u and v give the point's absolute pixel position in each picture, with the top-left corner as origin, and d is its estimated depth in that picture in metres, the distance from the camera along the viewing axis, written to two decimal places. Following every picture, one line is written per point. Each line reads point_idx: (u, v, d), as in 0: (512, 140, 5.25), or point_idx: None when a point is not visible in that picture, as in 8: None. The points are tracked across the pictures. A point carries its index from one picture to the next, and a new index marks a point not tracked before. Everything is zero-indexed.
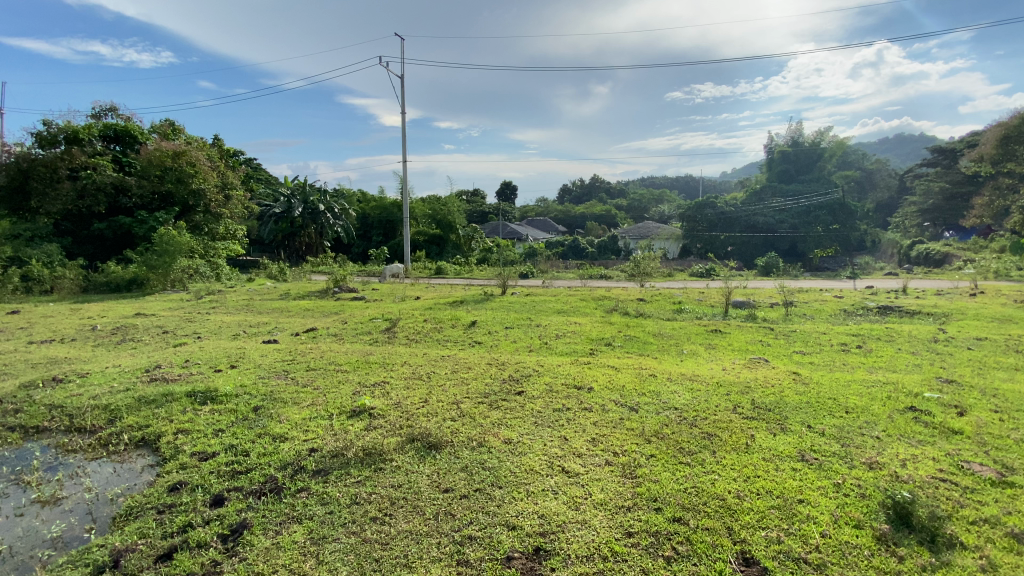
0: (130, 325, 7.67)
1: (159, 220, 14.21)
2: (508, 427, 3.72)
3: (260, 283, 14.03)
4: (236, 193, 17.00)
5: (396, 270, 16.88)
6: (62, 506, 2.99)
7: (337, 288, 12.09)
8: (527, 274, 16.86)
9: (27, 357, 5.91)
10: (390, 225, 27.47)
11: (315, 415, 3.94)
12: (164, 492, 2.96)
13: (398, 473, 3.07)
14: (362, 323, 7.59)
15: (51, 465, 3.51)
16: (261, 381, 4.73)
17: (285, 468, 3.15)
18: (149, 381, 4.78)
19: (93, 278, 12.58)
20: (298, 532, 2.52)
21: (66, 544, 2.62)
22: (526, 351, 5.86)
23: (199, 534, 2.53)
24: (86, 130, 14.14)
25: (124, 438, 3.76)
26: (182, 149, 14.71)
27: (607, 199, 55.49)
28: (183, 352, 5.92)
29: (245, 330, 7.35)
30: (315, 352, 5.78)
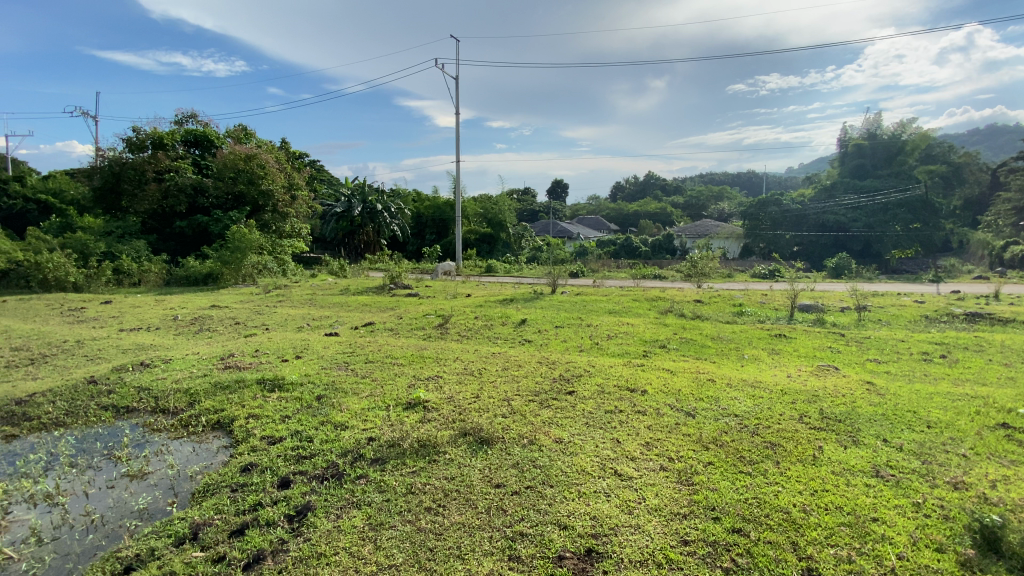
0: (205, 316, 8.27)
1: (233, 219, 15.21)
2: (560, 427, 3.69)
3: (322, 279, 14.77)
4: (301, 193, 17.90)
5: (448, 267, 17.21)
6: (148, 480, 3.26)
7: (392, 284, 12.46)
8: (578, 273, 16.75)
9: (119, 344, 6.48)
10: (443, 224, 28.10)
11: (373, 405, 4.09)
12: (237, 472, 3.16)
13: (451, 466, 3.13)
14: (416, 318, 7.79)
15: (139, 442, 3.84)
16: (323, 371, 4.97)
17: (346, 454, 3.28)
18: (223, 369, 5.12)
19: (174, 272, 13.63)
20: (358, 518, 2.62)
21: (150, 515, 2.86)
22: (577, 351, 5.81)
23: (268, 513, 2.68)
24: (170, 136, 15.33)
25: (202, 420, 4.06)
26: (254, 153, 15.68)
27: (661, 196, 53.97)
28: (253, 342, 6.31)
29: (308, 322, 7.75)
30: (373, 345, 6.00)
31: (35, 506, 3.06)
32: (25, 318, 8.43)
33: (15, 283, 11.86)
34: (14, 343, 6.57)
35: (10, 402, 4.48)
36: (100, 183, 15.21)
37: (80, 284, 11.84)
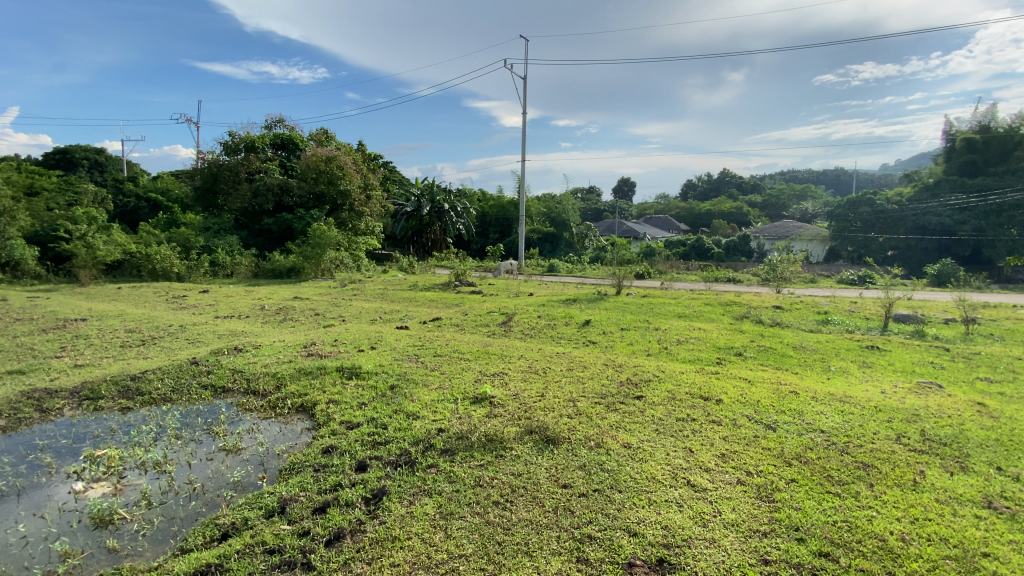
0: (289, 307, 8.88)
1: (313, 218, 16.20)
2: (627, 431, 3.61)
3: (393, 274, 15.44)
4: (375, 193, 18.71)
5: (510, 266, 17.40)
6: (242, 455, 3.55)
7: (457, 281, 12.74)
8: (644, 274, 16.36)
9: (216, 329, 7.11)
10: (506, 223, 28.54)
11: (442, 397, 4.20)
12: (319, 453, 3.36)
13: (518, 462, 3.14)
14: (481, 315, 7.93)
15: (233, 420, 4.19)
16: (396, 362, 5.18)
17: (418, 443, 3.39)
18: (306, 356, 5.47)
19: (262, 266, 14.74)
20: (429, 505, 2.70)
21: (244, 487, 3.11)
22: (645, 355, 5.65)
23: (347, 494, 2.83)
24: (260, 140, 16.62)
25: (288, 403, 4.36)
26: (334, 155, 16.62)
27: (736, 195, 51.26)
28: (331, 332, 6.69)
29: (380, 316, 8.10)
30: (441, 340, 6.17)
31: (147, 472, 3.42)
32: (138, 303, 9.46)
33: (129, 272, 13.33)
34: (130, 325, 7.40)
35: (127, 377, 5.03)
36: (201, 183, 16.81)
37: (181, 274, 13.13)
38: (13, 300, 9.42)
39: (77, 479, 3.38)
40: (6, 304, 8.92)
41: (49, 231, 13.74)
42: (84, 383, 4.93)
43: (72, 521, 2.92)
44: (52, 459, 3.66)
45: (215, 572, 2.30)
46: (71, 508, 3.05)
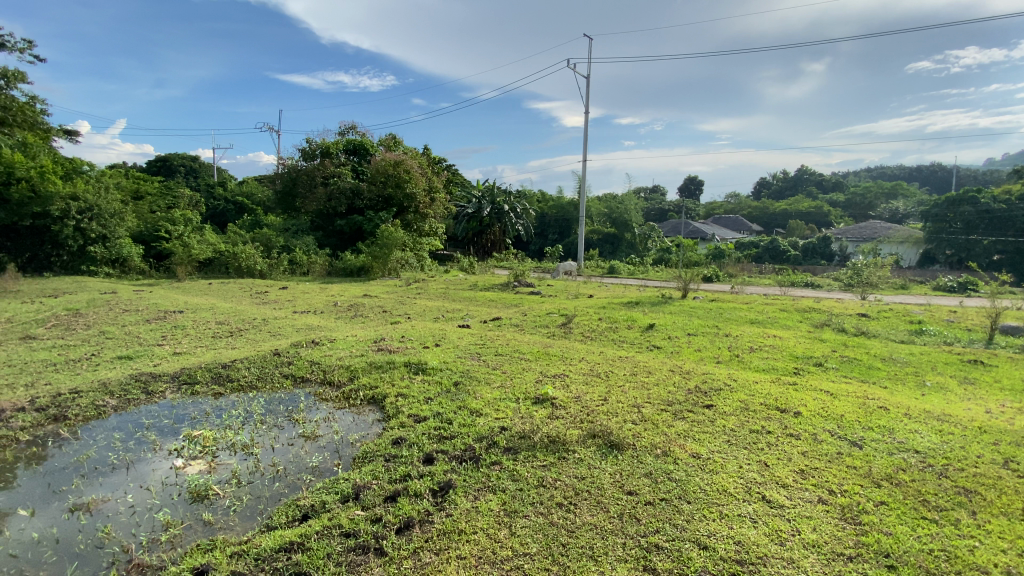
0: (359, 304, 9.34)
1: (382, 219, 16.89)
2: (696, 440, 3.48)
3: (455, 274, 15.83)
4: (438, 195, 19.20)
5: (569, 266, 17.28)
6: (319, 442, 3.78)
7: (516, 282, 12.81)
8: (712, 277, 15.73)
9: (294, 323, 7.61)
10: (566, 224, 28.50)
11: (505, 396, 4.25)
12: (389, 444, 3.51)
13: (581, 465, 3.12)
14: (541, 316, 7.93)
15: (311, 408, 4.48)
16: (459, 359, 5.30)
17: (481, 440, 3.46)
18: (376, 350, 5.74)
19: (335, 264, 15.58)
20: (493, 501, 2.74)
21: (321, 472, 3.31)
22: (713, 362, 5.42)
23: (416, 485, 2.93)
24: (335, 146, 17.65)
25: (360, 395, 4.59)
26: (401, 159, 17.27)
27: (815, 194, 47.86)
28: (398, 328, 6.95)
29: (443, 314, 8.33)
30: (503, 339, 6.24)
31: (236, 453, 3.73)
32: (226, 298, 10.29)
33: (218, 269, 14.52)
34: (219, 318, 8.07)
35: (218, 365, 5.50)
36: (282, 187, 18.10)
37: (264, 271, 14.13)
38: (122, 293, 10.55)
39: (176, 456, 3.74)
40: (116, 296, 9.99)
41: (151, 231, 15.28)
42: (183, 369, 5.44)
43: (173, 494, 3.23)
44: (155, 437, 4.07)
45: (297, 550, 2.46)
46: (172, 482, 3.38)
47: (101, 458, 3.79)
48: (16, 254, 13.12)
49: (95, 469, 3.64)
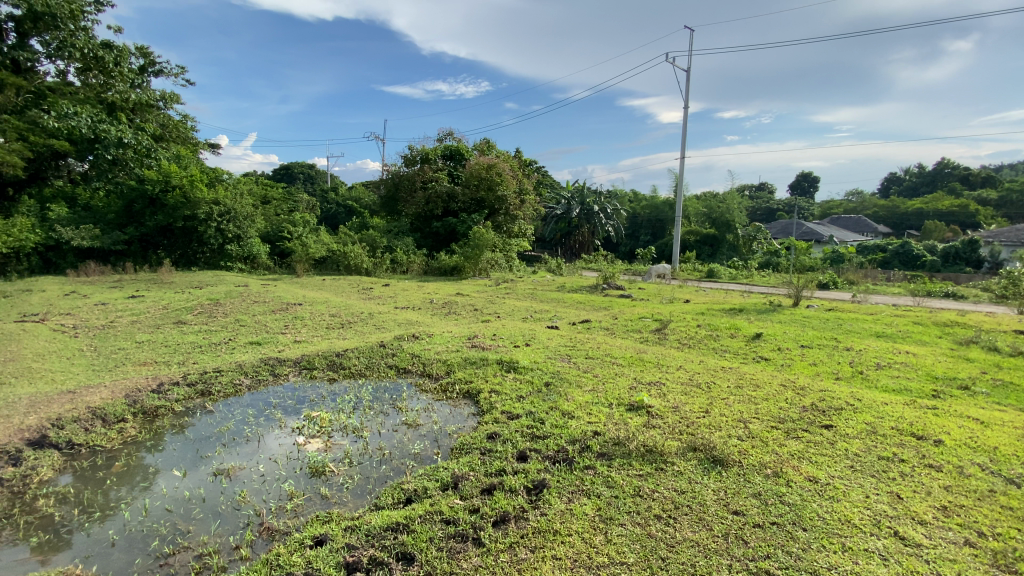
0: (453, 301, 9.74)
1: (474, 221, 17.47)
2: (812, 463, 3.18)
3: (543, 275, 15.96)
4: (528, 197, 19.40)
5: (663, 270, 16.43)
6: (420, 430, 4.00)
7: (606, 284, 12.58)
8: (827, 284, 14.26)
9: (396, 318, 8.13)
10: (659, 225, 27.53)
11: (597, 400, 4.19)
12: (484, 438, 3.62)
13: (680, 479, 2.99)
14: (633, 320, 7.73)
15: (412, 398, 4.77)
16: (550, 360, 5.33)
17: (575, 442, 3.44)
18: (470, 346, 5.96)
19: (430, 264, 16.37)
20: (588, 506, 2.72)
21: (423, 460, 3.51)
22: (830, 379, 4.91)
23: (511, 480, 2.99)
24: (433, 152, 18.64)
25: (457, 388, 4.79)
26: (494, 162, 17.73)
27: (958, 191, 41.51)
28: (490, 326, 7.14)
29: (532, 314, 8.41)
30: (594, 342, 6.16)
31: (349, 434, 4.07)
32: (336, 293, 11.26)
33: (330, 266, 15.92)
34: (332, 311, 8.86)
35: (332, 353, 6.04)
36: (386, 191, 19.52)
37: (369, 270, 15.33)
38: (252, 286, 11.98)
39: (298, 433, 4.17)
40: (247, 289, 11.36)
41: (275, 231, 17.18)
42: (303, 355, 6.04)
43: (296, 467, 3.61)
44: (281, 415, 4.58)
45: (402, 531, 2.62)
46: (296, 456, 3.78)
47: (237, 430, 4.33)
48: (172, 251, 15.42)
49: (233, 439, 4.16)
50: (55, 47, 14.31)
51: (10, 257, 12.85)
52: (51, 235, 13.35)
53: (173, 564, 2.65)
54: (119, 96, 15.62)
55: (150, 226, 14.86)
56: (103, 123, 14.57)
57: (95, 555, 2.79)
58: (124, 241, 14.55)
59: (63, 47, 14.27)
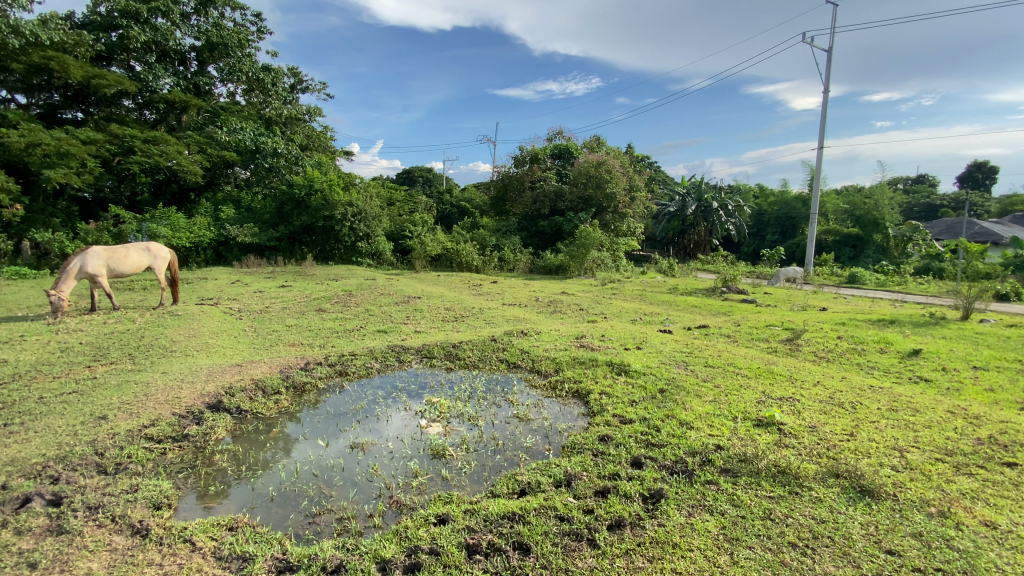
0: (559, 300, 9.78)
1: (581, 220, 17.31)
2: (992, 507, 2.68)
3: (653, 276, 15.33)
4: (639, 194, 18.72)
5: (792, 273, 14.65)
6: (531, 424, 4.09)
7: (725, 288, 11.75)
8: (1009, 295, 11.82)
9: (505, 314, 8.38)
10: (789, 223, 24.87)
11: (719, 412, 3.93)
12: (596, 439, 3.59)
13: (820, 506, 2.70)
14: (757, 328, 7.10)
15: (524, 392, 4.89)
16: (664, 365, 5.11)
17: (695, 455, 3.27)
18: (579, 346, 5.94)
19: (536, 263, 16.54)
20: (711, 523, 2.57)
21: (535, 454, 3.58)
22: (1016, 409, 4.07)
23: (625, 486, 2.93)
24: (543, 152, 19.08)
25: (566, 387, 4.81)
26: (603, 159, 17.50)
27: None
28: (598, 327, 7.05)
29: (642, 316, 8.14)
30: (712, 349, 5.79)
31: (465, 421, 4.30)
32: (449, 288, 11.88)
33: (444, 263, 16.82)
34: (447, 305, 9.40)
35: (449, 344, 6.40)
36: (497, 191, 20.23)
37: (479, 267, 16.03)
38: (377, 279, 13.09)
39: (421, 417, 4.51)
40: (374, 282, 12.45)
41: (398, 230, 18.60)
42: (423, 345, 6.48)
43: (419, 447, 3.89)
44: (406, 398, 4.97)
45: (518, 521, 2.70)
46: (419, 438, 4.08)
47: (369, 408, 4.79)
48: (313, 248, 17.43)
49: (365, 417, 4.61)
50: (226, 72, 16.99)
51: (192, 250, 15.46)
52: (222, 233, 15.84)
53: (319, 523, 3.00)
54: (274, 112, 18.11)
55: (296, 225, 16.96)
56: (262, 136, 16.98)
57: (259, 507, 3.25)
58: (276, 238, 16.76)
59: (232, 72, 16.91)
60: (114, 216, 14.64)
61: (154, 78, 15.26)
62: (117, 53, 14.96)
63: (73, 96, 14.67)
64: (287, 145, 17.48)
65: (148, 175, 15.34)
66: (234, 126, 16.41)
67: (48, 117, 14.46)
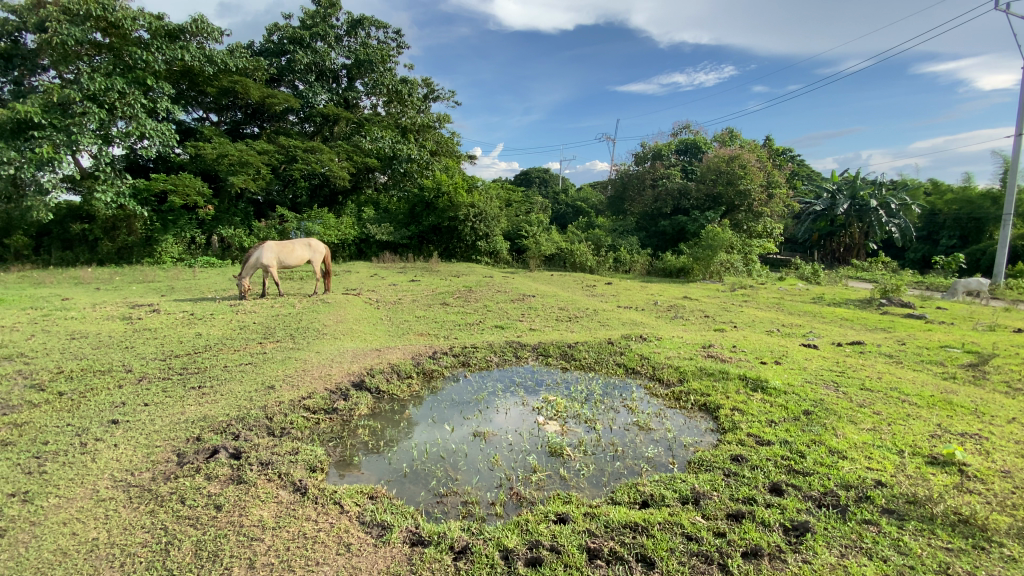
0: (681, 305, 9.26)
1: (708, 219, 16.15)
2: None
3: (792, 283, 13.83)
4: (778, 192, 17.00)
5: (974, 282, 12.08)
6: (653, 435, 3.94)
7: (884, 299, 10.18)
8: None
9: (622, 317, 8.16)
10: (973, 225, 20.39)
11: (880, 444, 3.42)
12: (728, 459, 3.34)
13: (1015, 569, 2.21)
14: (927, 349, 6.03)
15: (644, 399, 4.73)
16: (809, 385, 4.57)
17: (848, 489, 2.89)
18: (706, 356, 5.57)
19: (656, 265, 15.84)
20: (869, 569, 2.25)
21: (657, 466, 3.44)
22: None
23: (763, 513, 2.69)
24: (666, 148, 18.68)
25: (692, 398, 4.55)
26: (737, 154, 16.23)
27: None
28: (728, 337, 6.55)
29: (779, 328, 7.37)
30: (869, 370, 5.05)
31: (582, 423, 4.28)
32: (564, 288, 11.91)
33: (558, 263, 16.92)
34: (562, 304, 9.43)
35: (566, 344, 6.43)
36: (616, 190, 19.88)
37: (593, 267, 15.89)
38: (495, 277, 13.60)
39: (538, 413, 4.59)
40: (492, 279, 12.95)
41: (515, 230, 19.08)
42: (540, 343, 6.58)
43: (537, 444, 3.97)
44: (523, 393, 5.10)
45: (642, 533, 2.63)
46: (537, 434, 4.16)
47: (489, 400, 4.99)
48: (439, 246, 18.66)
49: (486, 407, 4.82)
50: (371, 87, 18.86)
51: (338, 246, 17.42)
52: (363, 231, 17.65)
53: (446, 503, 3.21)
54: (409, 121, 19.75)
55: (425, 225, 18.23)
56: (399, 143, 18.60)
57: (394, 480, 3.57)
58: (408, 236, 18.17)
59: (375, 85, 18.76)
60: (279, 216, 17.08)
61: (312, 95, 17.51)
62: (286, 74, 17.49)
63: (252, 114, 17.42)
64: (419, 151, 18.92)
65: (306, 180, 17.66)
66: (377, 134, 18.20)
67: (233, 132, 17.38)
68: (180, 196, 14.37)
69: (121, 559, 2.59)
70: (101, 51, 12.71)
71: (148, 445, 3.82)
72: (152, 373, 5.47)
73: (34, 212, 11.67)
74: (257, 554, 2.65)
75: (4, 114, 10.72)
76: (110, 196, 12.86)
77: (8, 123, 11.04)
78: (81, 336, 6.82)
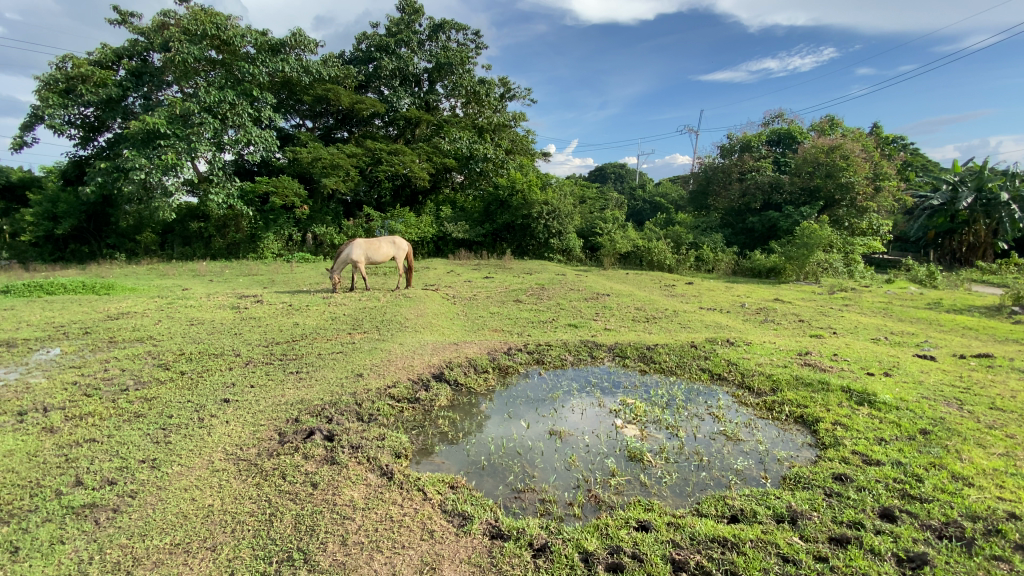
0: (771, 308, 8.65)
1: (803, 215, 14.91)
2: None
3: (902, 286, 12.40)
4: (887, 184, 15.33)
5: None
6: (742, 446, 3.72)
7: (1018, 306, 8.83)
8: None
9: (705, 319, 7.76)
10: None
11: (1017, 472, 2.98)
12: (829, 477, 3.08)
13: None
14: None
15: (731, 407, 4.48)
16: (926, 401, 4.08)
17: (976, 520, 2.55)
18: (802, 364, 5.16)
19: (742, 264, 14.95)
20: None
21: (747, 480, 3.25)
22: None
23: (871, 540, 2.45)
24: (756, 139, 17.46)
25: (786, 410, 4.24)
26: (838, 143, 14.81)
27: None
28: (827, 344, 6.00)
29: (886, 336, 6.64)
30: (1002, 388, 4.41)
31: (663, 429, 4.13)
32: (641, 287, 11.55)
33: (634, 261, 16.46)
34: (638, 304, 9.15)
35: (644, 346, 6.23)
36: (698, 186, 18.93)
37: (672, 266, 15.25)
38: (569, 275, 13.50)
39: (616, 416, 4.50)
40: (566, 277, 12.87)
41: (589, 228, 18.82)
42: (617, 344, 6.45)
43: (615, 447, 3.89)
44: (600, 394, 5.02)
45: (732, 549, 2.49)
46: (615, 437, 4.08)
47: (565, 399, 4.97)
48: (512, 243, 18.85)
49: (562, 406, 4.80)
50: (451, 88, 19.43)
51: (418, 244, 18.17)
52: (441, 229, 18.26)
53: (524, 500, 3.24)
54: (486, 120, 20.14)
55: (499, 223, 18.49)
56: (476, 143, 19.01)
57: (473, 472, 3.67)
58: (483, 234, 18.54)
59: (455, 87, 19.30)
60: (366, 215, 18.15)
61: (397, 99, 18.35)
62: (373, 80, 18.48)
63: (343, 119, 18.62)
64: (495, 150, 19.22)
65: (390, 181, 18.58)
66: (456, 135, 18.74)
67: (326, 137, 18.69)
68: (280, 197, 15.68)
69: (232, 525, 2.89)
70: (214, 67, 14.09)
71: (255, 423, 4.23)
72: (257, 358, 6.05)
73: (161, 211, 13.27)
74: (348, 532, 2.84)
75: (138, 126, 12.30)
76: (221, 197, 14.37)
77: (140, 133, 12.63)
78: (199, 322, 7.69)
